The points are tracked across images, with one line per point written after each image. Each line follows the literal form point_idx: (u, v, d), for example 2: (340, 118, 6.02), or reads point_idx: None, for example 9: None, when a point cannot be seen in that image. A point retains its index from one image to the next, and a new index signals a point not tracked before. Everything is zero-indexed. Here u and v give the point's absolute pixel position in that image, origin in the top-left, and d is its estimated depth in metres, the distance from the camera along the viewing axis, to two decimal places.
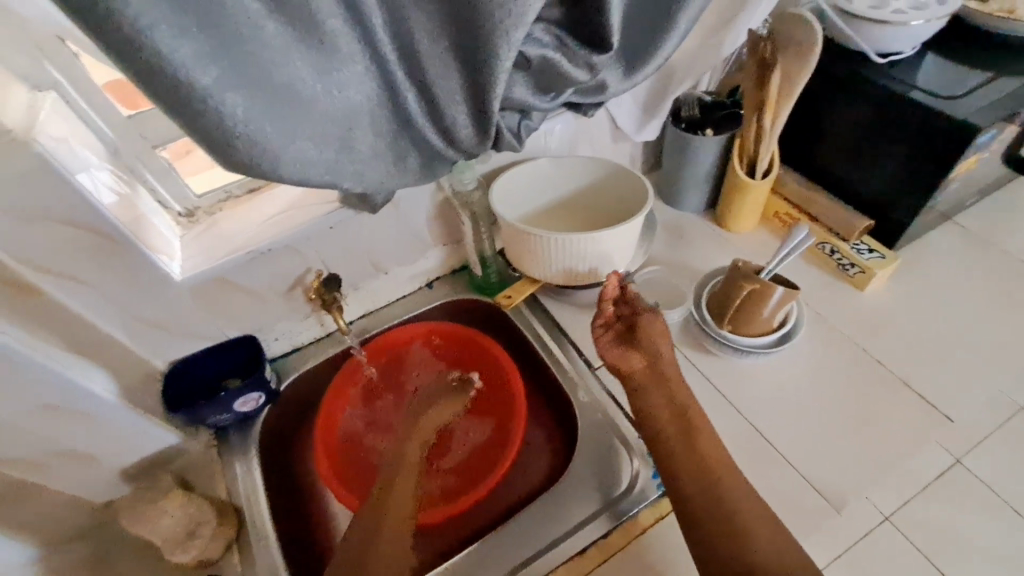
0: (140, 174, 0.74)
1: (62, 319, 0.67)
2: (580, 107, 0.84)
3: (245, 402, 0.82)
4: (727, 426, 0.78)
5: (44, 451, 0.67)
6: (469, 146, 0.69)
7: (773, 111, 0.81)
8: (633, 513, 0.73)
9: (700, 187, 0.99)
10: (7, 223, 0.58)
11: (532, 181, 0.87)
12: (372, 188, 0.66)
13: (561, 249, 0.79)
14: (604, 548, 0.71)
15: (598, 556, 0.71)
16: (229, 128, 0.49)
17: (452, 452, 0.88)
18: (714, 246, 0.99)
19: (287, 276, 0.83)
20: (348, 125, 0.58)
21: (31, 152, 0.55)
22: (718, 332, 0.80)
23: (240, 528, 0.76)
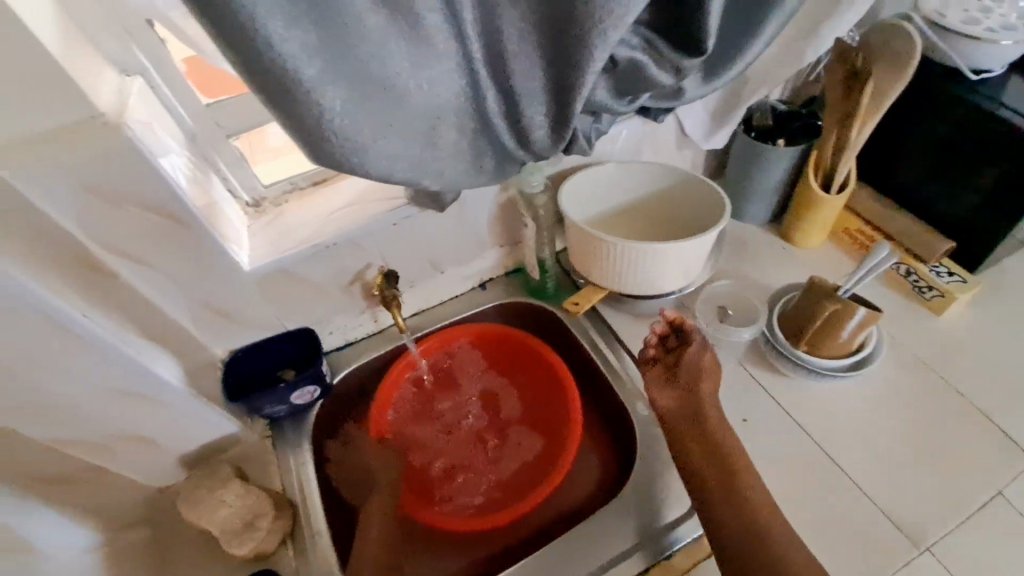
0: (214, 162, 0.74)
1: (134, 305, 0.66)
2: (651, 112, 0.80)
3: (301, 395, 0.82)
4: (794, 450, 0.75)
5: (112, 434, 0.67)
6: (543, 147, 0.67)
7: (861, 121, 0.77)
8: (681, 546, 0.71)
9: (768, 199, 0.95)
10: (94, 207, 0.57)
11: (599, 185, 0.85)
12: (448, 188, 0.64)
13: (631, 257, 0.77)
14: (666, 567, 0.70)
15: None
16: (326, 123, 0.49)
17: (502, 459, 0.86)
18: (779, 260, 0.95)
19: (348, 270, 0.83)
20: (434, 122, 0.57)
21: (122, 136, 0.54)
22: (792, 352, 0.77)
23: (297, 523, 0.75)
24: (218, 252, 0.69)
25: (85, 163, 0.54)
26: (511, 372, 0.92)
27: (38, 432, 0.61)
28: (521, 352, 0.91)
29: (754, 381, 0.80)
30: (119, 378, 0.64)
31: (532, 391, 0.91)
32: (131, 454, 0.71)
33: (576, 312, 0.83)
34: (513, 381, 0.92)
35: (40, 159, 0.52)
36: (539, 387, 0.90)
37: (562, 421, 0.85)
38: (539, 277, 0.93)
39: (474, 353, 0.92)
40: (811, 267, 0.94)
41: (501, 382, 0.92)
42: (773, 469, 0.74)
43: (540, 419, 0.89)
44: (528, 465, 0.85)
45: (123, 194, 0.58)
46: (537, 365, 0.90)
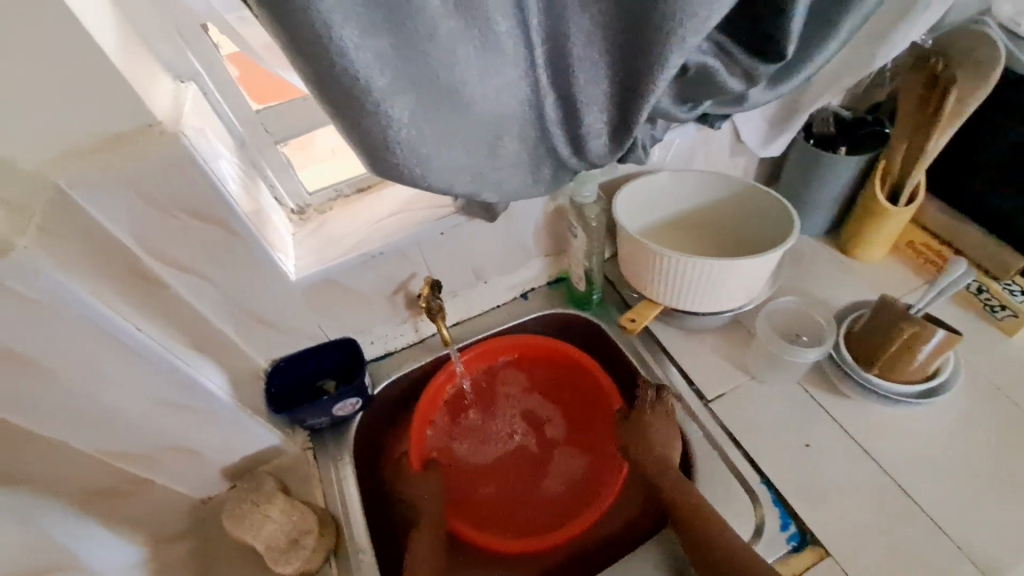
0: (262, 170, 0.73)
1: (183, 315, 0.65)
2: (708, 117, 0.76)
3: (342, 406, 0.80)
4: (860, 478, 0.71)
5: (157, 446, 0.66)
6: (600, 156, 0.64)
7: (939, 130, 0.74)
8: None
9: (827, 209, 0.90)
10: (147, 217, 0.56)
11: (652, 195, 0.82)
12: (506, 198, 0.62)
13: (690, 273, 0.73)
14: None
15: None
16: (391, 134, 0.47)
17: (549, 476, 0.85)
18: (838, 274, 0.90)
19: (392, 280, 0.80)
20: (496, 131, 0.54)
21: (179, 145, 0.52)
22: (863, 376, 0.74)
23: (341, 540, 0.73)
24: (267, 262, 0.67)
25: (140, 173, 0.52)
26: (553, 389, 0.90)
27: (87, 444, 0.60)
28: (562, 364, 0.88)
29: (815, 404, 0.76)
30: (168, 390, 0.63)
31: (576, 409, 0.88)
32: (175, 466, 0.70)
33: (634, 331, 0.81)
34: (555, 398, 0.90)
35: (97, 167, 0.51)
36: (583, 405, 0.87)
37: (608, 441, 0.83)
38: (585, 289, 0.89)
39: (516, 369, 0.89)
40: (873, 282, 0.89)
41: (543, 399, 0.90)
42: (839, 500, 0.69)
43: (583, 437, 0.87)
44: (572, 485, 0.84)
45: (177, 204, 0.56)
46: (583, 382, 0.87)
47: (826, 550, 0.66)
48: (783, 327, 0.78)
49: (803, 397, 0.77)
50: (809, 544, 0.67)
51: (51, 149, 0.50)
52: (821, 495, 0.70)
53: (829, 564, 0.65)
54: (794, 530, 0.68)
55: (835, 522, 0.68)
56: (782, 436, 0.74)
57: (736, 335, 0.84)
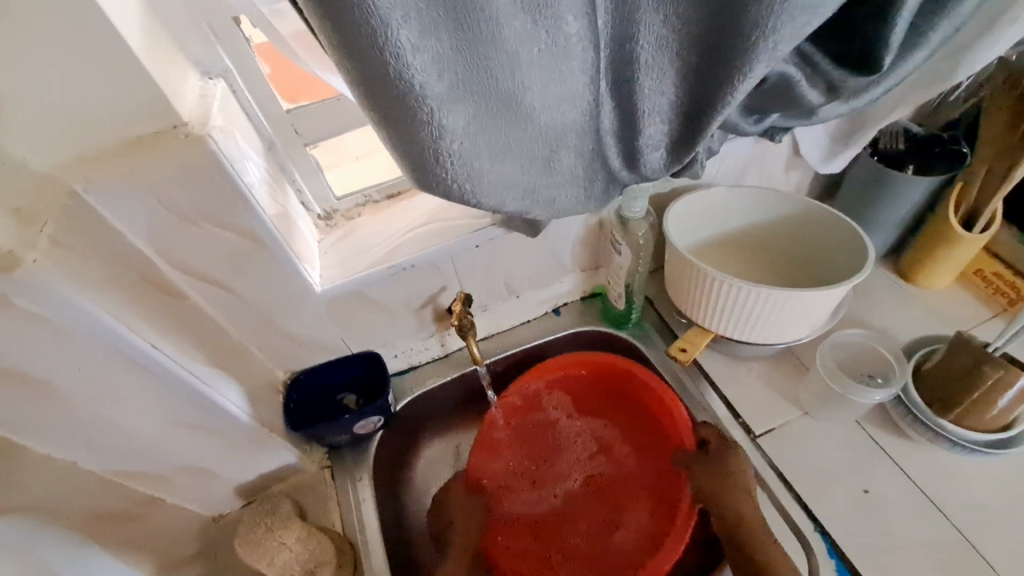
0: (290, 173, 0.68)
1: (202, 327, 0.60)
2: (767, 131, 0.69)
3: (364, 425, 0.75)
4: (927, 530, 0.64)
5: (168, 465, 0.62)
6: (655, 171, 0.58)
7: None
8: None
9: (887, 232, 0.84)
10: (166, 224, 0.51)
11: (704, 211, 0.76)
12: (557, 215, 0.57)
13: (745, 301, 0.67)
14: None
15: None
16: (444, 146, 0.42)
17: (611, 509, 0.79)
18: (895, 301, 0.84)
19: (421, 292, 0.76)
20: (555, 144, 0.49)
21: (205, 149, 0.48)
22: (935, 420, 0.68)
23: (357, 571, 0.69)
24: (292, 274, 0.62)
25: (161, 178, 0.48)
26: (617, 416, 0.83)
27: (98, 466, 0.56)
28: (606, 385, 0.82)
29: (873, 444, 0.71)
30: (183, 409, 0.59)
31: (641, 441, 0.81)
32: (189, 486, 0.66)
33: (686, 361, 0.75)
34: (617, 426, 0.83)
35: (115, 171, 0.46)
36: (650, 437, 0.80)
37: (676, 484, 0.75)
38: (623, 307, 0.84)
39: (564, 394, 0.83)
40: (935, 312, 0.82)
41: (605, 427, 0.84)
42: (904, 557, 0.63)
43: (646, 474, 0.80)
44: (633, 529, 0.77)
45: (201, 213, 0.52)
46: (652, 414, 0.78)
47: None
48: (845, 365, 0.74)
49: (860, 436, 0.71)
50: None
51: (68, 151, 0.46)
52: (884, 550, 0.63)
53: None
54: None
55: None
56: (838, 481, 0.68)
57: (786, 365, 0.78)
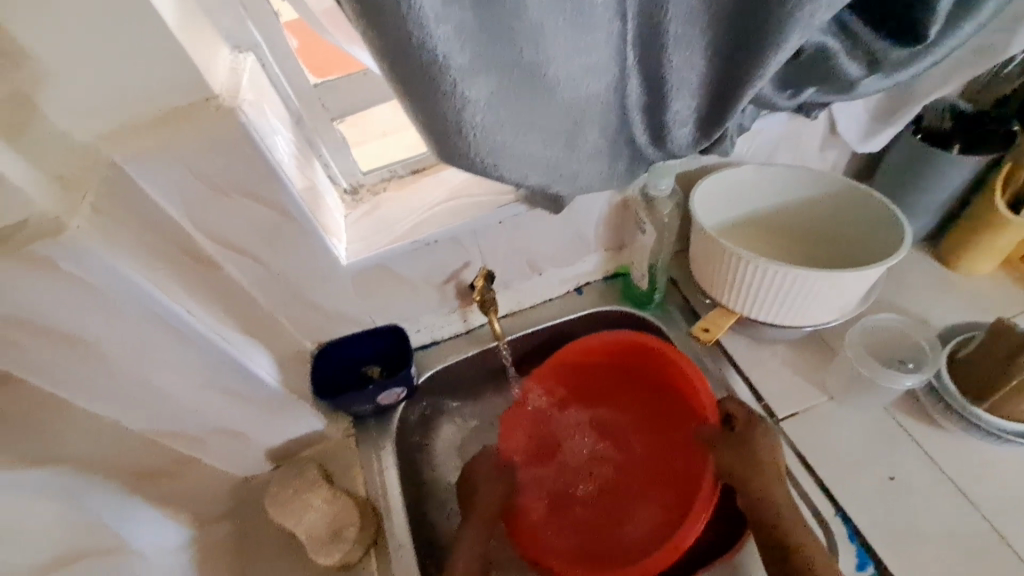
0: (317, 147, 0.69)
1: (233, 297, 0.62)
2: (803, 107, 0.67)
3: (387, 396, 0.77)
4: (954, 520, 0.63)
5: (203, 427, 0.65)
6: (682, 148, 0.57)
7: None
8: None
9: (928, 214, 0.81)
10: (199, 194, 0.53)
11: (733, 190, 0.74)
12: (580, 192, 0.56)
13: (770, 282, 0.65)
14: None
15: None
16: (466, 119, 0.42)
17: (629, 491, 0.80)
18: (933, 287, 0.81)
19: (444, 268, 0.76)
20: (579, 117, 0.49)
21: (236, 121, 0.49)
22: (968, 409, 0.65)
23: (380, 535, 0.71)
24: (320, 246, 0.63)
25: (194, 150, 0.49)
26: (636, 402, 0.83)
27: (139, 425, 0.60)
28: (627, 367, 0.81)
29: (901, 431, 0.69)
30: (216, 374, 0.62)
31: (660, 429, 0.81)
32: (222, 449, 0.69)
33: (708, 341, 0.74)
34: (637, 413, 0.83)
35: (150, 143, 0.48)
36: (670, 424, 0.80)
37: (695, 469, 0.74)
38: (646, 287, 0.83)
39: (584, 376, 0.83)
40: (976, 299, 0.79)
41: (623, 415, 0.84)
42: (928, 544, 0.62)
43: (663, 462, 0.80)
44: (649, 516, 0.77)
45: (232, 185, 0.53)
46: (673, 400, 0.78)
47: None
48: (876, 347, 0.71)
49: (887, 423, 0.70)
50: None
51: (107, 123, 0.48)
52: (908, 538, 0.62)
53: None
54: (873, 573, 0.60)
55: (921, 571, 0.60)
56: (862, 467, 0.67)
57: (813, 349, 0.76)
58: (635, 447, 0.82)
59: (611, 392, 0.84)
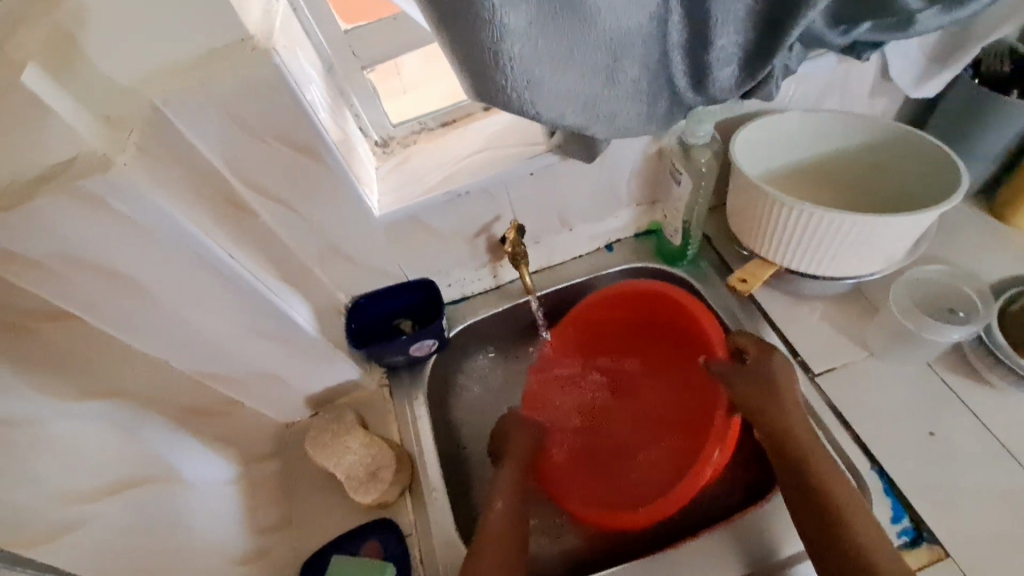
0: (348, 97, 0.69)
1: (271, 245, 0.64)
2: (854, 48, 0.63)
3: (419, 347, 0.78)
4: (999, 476, 0.61)
5: (244, 371, 0.68)
6: (725, 91, 0.55)
7: None
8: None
9: (986, 164, 0.76)
10: (236, 138, 0.53)
11: (775, 137, 0.72)
12: (617, 136, 0.54)
13: (811, 229, 0.64)
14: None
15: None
16: (504, 49, 0.41)
17: (648, 436, 0.80)
18: (987, 242, 0.77)
19: (475, 221, 0.76)
20: (618, 52, 0.47)
21: (270, 62, 0.49)
22: (1018, 362, 0.63)
23: (414, 479, 0.73)
24: (353, 194, 0.64)
25: (229, 91, 0.50)
26: (648, 351, 0.83)
27: (186, 366, 0.63)
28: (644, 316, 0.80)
29: (945, 388, 0.67)
30: (256, 318, 0.63)
31: (671, 379, 0.81)
32: (264, 392, 0.73)
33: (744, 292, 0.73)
34: (648, 363, 0.83)
35: (188, 84, 0.49)
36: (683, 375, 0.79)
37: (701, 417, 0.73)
38: (679, 243, 0.81)
39: (602, 328, 0.83)
40: None
41: (635, 364, 0.84)
42: (970, 499, 0.60)
43: (672, 412, 0.79)
44: (653, 463, 0.76)
45: (268, 130, 0.54)
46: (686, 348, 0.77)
47: (946, 551, 0.58)
48: (923, 298, 0.69)
49: (931, 380, 0.68)
50: (926, 543, 0.58)
51: (147, 66, 0.48)
52: (949, 492, 0.61)
53: (950, 567, 0.57)
54: (908, 525, 0.59)
55: (963, 527, 0.59)
56: (903, 422, 0.65)
57: (853, 304, 0.74)
58: (654, 394, 0.82)
59: (628, 342, 0.84)
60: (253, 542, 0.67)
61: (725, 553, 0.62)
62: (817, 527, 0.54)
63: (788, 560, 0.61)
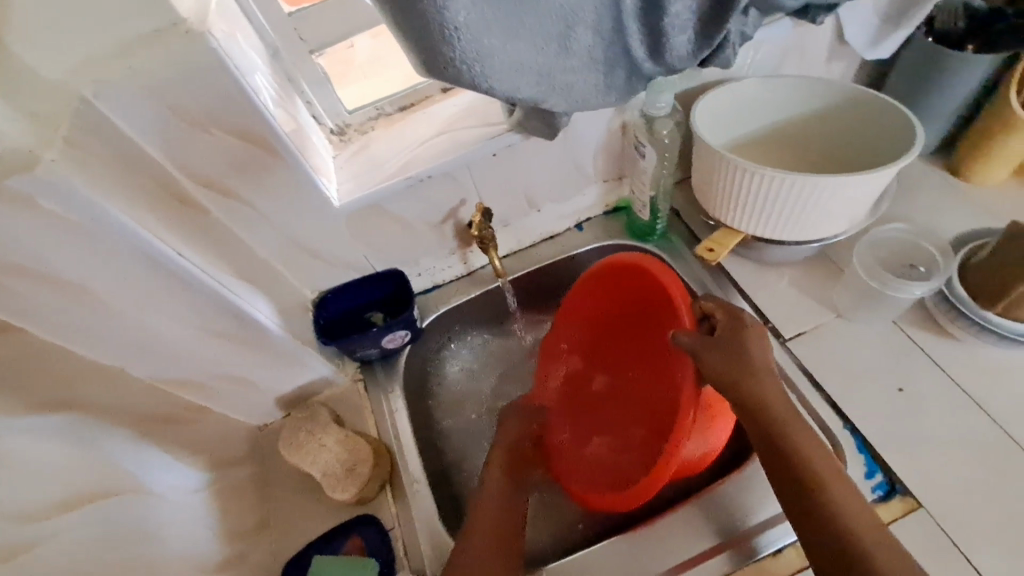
0: (298, 84, 0.66)
1: (225, 241, 0.61)
2: (808, 11, 0.63)
3: (392, 339, 0.76)
4: (966, 424, 0.63)
5: (207, 374, 0.65)
6: (683, 59, 0.54)
7: None
8: (772, 551, 0.60)
9: (940, 122, 0.77)
10: (178, 130, 0.51)
11: (737, 105, 0.71)
12: (575, 108, 0.53)
13: (774, 194, 0.64)
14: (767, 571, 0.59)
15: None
16: (449, 18, 0.40)
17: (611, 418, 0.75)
18: (945, 198, 0.78)
19: (441, 206, 0.74)
20: (569, 19, 0.46)
21: (206, 47, 0.46)
22: (981, 313, 0.65)
23: (394, 472, 0.72)
24: (308, 184, 0.61)
25: (164, 79, 0.47)
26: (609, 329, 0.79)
27: (143, 372, 0.60)
28: (609, 294, 0.75)
29: (911, 343, 0.68)
30: (214, 317, 0.61)
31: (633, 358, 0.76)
32: (232, 395, 0.70)
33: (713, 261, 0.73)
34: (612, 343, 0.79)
35: (118, 73, 0.46)
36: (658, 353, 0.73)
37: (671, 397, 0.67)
38: (648, 218, 0.81)
39: (573, 313, 0.79)
40: (989, 208, 0.76)
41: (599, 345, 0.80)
42: (939, 450, 0.61)
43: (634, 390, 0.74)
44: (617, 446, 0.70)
45: (210, 119, 0.51)
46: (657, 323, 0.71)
47: (918, 502, 0.59)
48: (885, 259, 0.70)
49: (897, 336, 0.69)
50: (898, 494, 0.60)
51: (72, 55, 0.45)
52: (919, 444, 0.62)
53: (922, 517, 0.58)
54: (882, 479, 0.61)
55: (934, 477, 0.60)
56: (872, 379, 0.66)
57: (819, 267, 0.75)
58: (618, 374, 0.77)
59: (591, 321, 0.79)
60: (228, 549, 0.65)
61: (699, 520, 0.63)
62: (795, 500, 0.53)
63: (764, 523, 0.62)
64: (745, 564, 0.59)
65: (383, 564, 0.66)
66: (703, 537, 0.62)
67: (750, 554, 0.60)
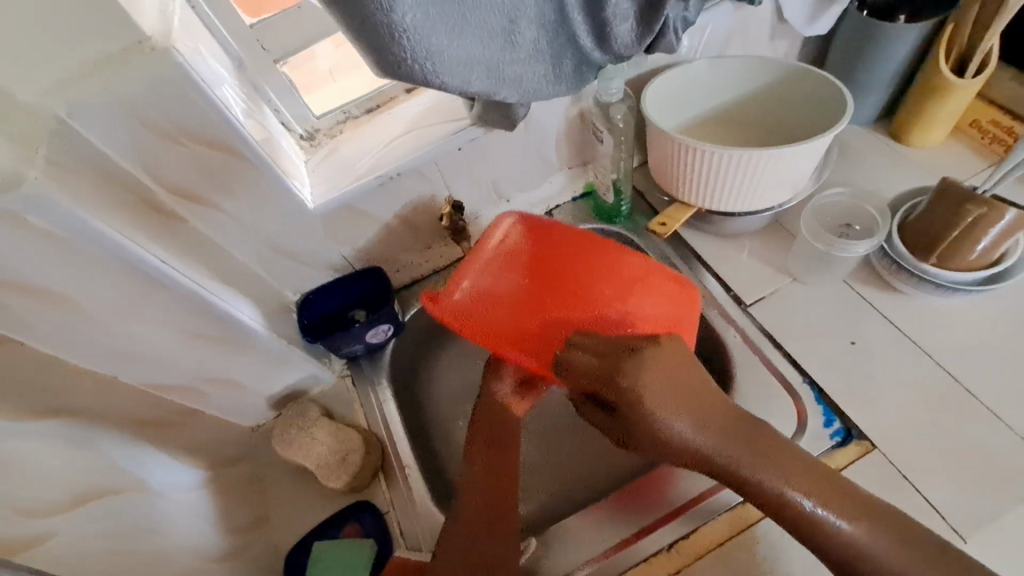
0: (264, 93, 0.69)
1: (205, 249, 0.63)
2: None
3: (375, 333, 0.79)
4: (914, 370, 0.67)
5: (197, 378, 0.68)
6: (627, 46, 0.58)
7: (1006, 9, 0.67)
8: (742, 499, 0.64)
9: (880, 91, 0.82)
10: (152, 143, 0.53)
11: (686, 87, 0.75)
12: (528, 98, 0.57)
13: (722, 168, 0.67)
14: (739, 519, 0.63)
15: (731, 529, 0.63)
16: (396, 20, 0.43)
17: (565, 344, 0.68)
18: (889, 164, 0.83)
19: (413, 202, 0.77)
20: (511, 14, 0.49)
21: (172, 62, 0.48)
22: (919, 266, 0.70)
23: (386, 460, 0.75)
24: (281, 187, 0.64)
25: (135, 96, 0.49)
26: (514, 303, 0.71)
27: (134, 378, 0.63)
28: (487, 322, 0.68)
29: (861, 299, 0.73)
30: (199, 321, 0.64)
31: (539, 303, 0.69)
32: (223, 398, 0.73)
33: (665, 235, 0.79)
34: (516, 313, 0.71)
35: (91, 94, 0.48)
36: (546, 229, 0.70)
37: (602, 287, 0.66)
38: (612, 200, 0.85)
39: None
40: (929, 168, 0.81)
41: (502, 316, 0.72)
42: (891, 395, 0.66)
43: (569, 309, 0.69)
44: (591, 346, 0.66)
45: (180, 130, 0.53)
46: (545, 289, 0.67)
47: (873, 444, 0.63)
48: (830, 224, 0.75)
49: (848, 294, 0.74)
50: (854, 439, 0.64)
51: (44, 76, 0.47)
52: (873, 392, 0.66)
53: (876, 458, 0.62)
54: (839, 427, 0.65)
55: (887, 421, 0.64)
56: (828, 335, 0.71)
57: (774, 236, 0.80)
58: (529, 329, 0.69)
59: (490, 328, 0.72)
60: (231, 542, 0.68)
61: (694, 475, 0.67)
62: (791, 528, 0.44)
63: None
64: (717, 515, 0.63)
65: (380, 545, 0.69)
66: (680, 495, 0.66)
67: (725, 506, 0.64)
